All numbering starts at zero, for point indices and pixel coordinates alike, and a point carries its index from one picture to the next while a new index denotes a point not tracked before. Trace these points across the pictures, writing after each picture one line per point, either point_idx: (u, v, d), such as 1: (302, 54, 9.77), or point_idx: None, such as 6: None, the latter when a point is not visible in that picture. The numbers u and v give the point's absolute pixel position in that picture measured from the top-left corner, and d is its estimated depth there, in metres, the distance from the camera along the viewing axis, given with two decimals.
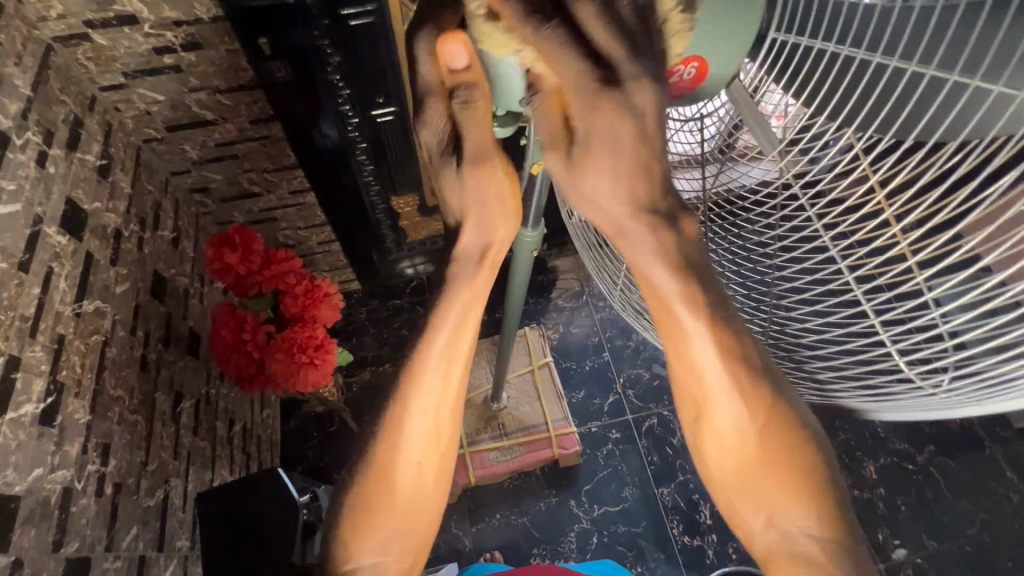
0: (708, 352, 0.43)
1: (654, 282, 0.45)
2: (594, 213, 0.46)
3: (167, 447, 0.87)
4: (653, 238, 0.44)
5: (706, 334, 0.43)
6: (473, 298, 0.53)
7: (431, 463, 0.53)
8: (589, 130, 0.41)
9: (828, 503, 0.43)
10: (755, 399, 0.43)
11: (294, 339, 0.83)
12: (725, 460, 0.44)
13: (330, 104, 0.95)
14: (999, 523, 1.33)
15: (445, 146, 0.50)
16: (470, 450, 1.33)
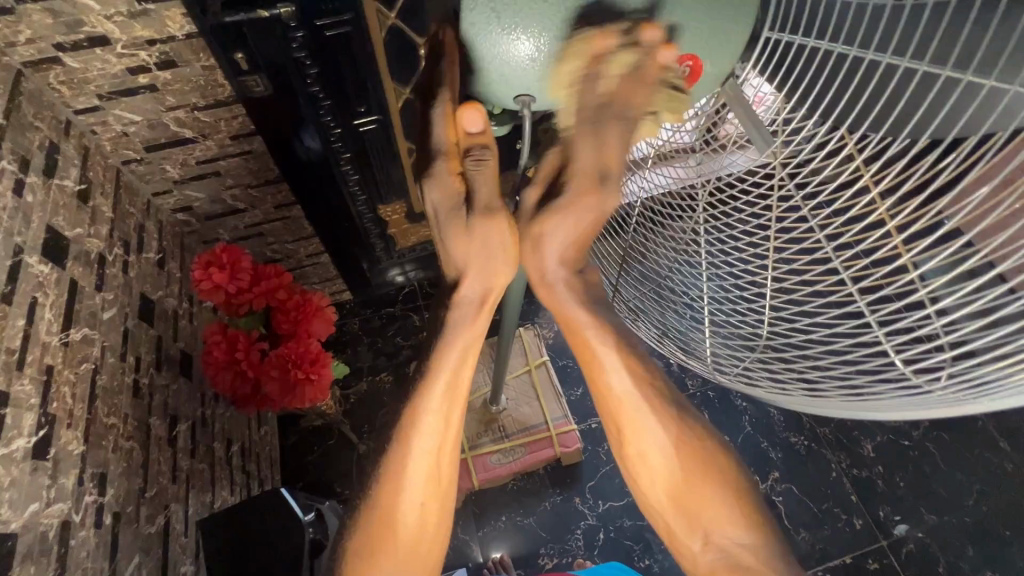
0: (624, 381, 0.53)
1: (574, 321, 0.55)
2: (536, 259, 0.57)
3: (165, 472, 0.86)
4: (572, 288, 0.56)
5: (621, 367, 0.53)
6: (471, 341, 0.55)
7: (431, 506, 0.55)
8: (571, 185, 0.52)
9: (748, 509, 0.53)
10: (669, 420, 0.53)
11: (289, 355, 0.82)
12: (660, 479, 0.53)
13: (311, 116, 0.94)
14: (996, 493, 1.35)
15: (455, 199, 0.54)
16: (472, 454, 1.32)
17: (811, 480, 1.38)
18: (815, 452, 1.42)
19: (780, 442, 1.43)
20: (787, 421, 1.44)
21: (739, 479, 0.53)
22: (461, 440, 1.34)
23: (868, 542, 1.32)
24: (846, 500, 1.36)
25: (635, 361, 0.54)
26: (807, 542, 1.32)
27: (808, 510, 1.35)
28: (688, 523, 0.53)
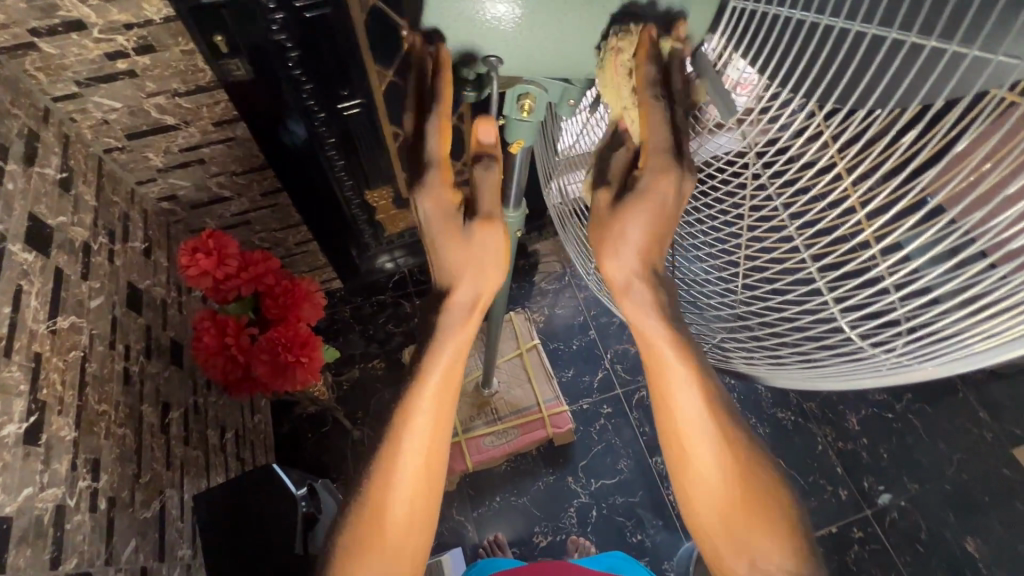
0: (694, 402, 0.44)
1: (646, 332, 0.45)
2: (611, 259, 0.45)
3: (159, 458, 0.86)
4: (652, 293, 0.45)
5: (692, 385, 0.44)
6: (462, 343, 0.51)
7: (418, 526, 0.49)
8: (649, 167, 0.44)
9: (808, 563, 0.44)
10: (737, 449, 0.44)
11: (279, 338, 0.82)
12: (719, 518, 0.44)
13: (295, 101, 0.93)
14: (975, 462, 1.40)
15: (448, 208, 0.49)
16: (465, 437, 1.34)
17: (798, 454, 1.42)
18: (802, 427, 1.45)
19: (768, 418, 1.46)
20: (774, 398, 1.47)
21: (802, 521, 0.45)
22: (454, 423, 1.36)
23: (853, 511, 1.35)
24: (831, 472, 1.40)
25: (699, 369, 0.45)
26: None
27: (795, 483, 1.38)
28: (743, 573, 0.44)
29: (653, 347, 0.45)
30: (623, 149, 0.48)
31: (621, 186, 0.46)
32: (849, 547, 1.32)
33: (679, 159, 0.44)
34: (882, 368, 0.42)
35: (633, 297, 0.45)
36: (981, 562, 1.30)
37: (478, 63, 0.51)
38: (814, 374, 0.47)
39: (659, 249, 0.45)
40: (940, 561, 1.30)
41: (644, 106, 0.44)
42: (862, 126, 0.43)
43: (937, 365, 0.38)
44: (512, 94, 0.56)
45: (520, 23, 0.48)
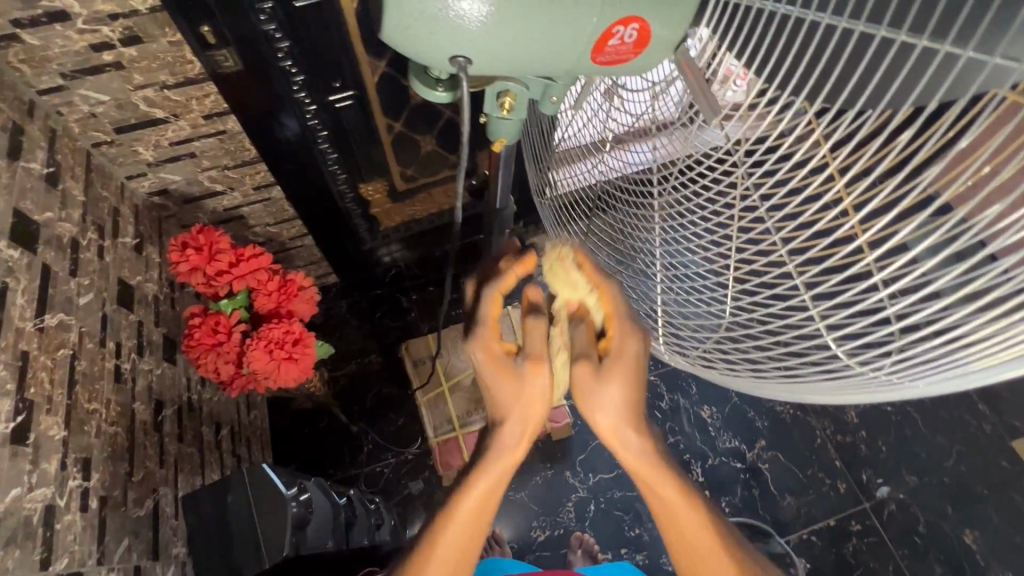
0: (690, 520, 0.52)
1: (639, 469, 0.52)
2: (602, 417, 0.50)
3: (152, 457, 0.85)
4: (639, 438, 0.51)
5: (685, 506, 0.52)
6: (483, 489, 0.53)
7: None
8: (622, 339, 0.50)
9: None
10: (724, 554, 0.52)
11: (269, 335, 0.78)
12: None
13: (285, 93, 0.91)
14: (973, 454, 1.40)
15: (498, 364, 0.52)
16: (463, 432, 1.33)
17: (797, 447, 1.41)
18: (801, 419, 1.44)
19: (767, 411, 1.45)
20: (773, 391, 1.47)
21: None
22: (451, 419, 1.35)
23: (851, 504, 1.35)
24: (830, 465, 1.39)
25: (687, 493, 0.52)
26: (793, 506, 1.35)
27: (793, 476, 1.38)
28: None
29: (648, 481, 0.52)
30: (580, 323, 0.52)
31: (601, 354, 0.51)
32: (848, 540, 1.32)
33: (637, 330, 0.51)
34: (874, 385, 0.41)
35: (625, 441, 0.51)
36: (979, 554, 1.30)
37: (447, 64, 0.46)
38: (806, 390, 0.46)
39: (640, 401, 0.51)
40: (939, 553, 1.30)
41: (603, 289, 0.52)
42: (856, 124, 0.40)
43: (927, 384, 0.37)
44: (491, 95, 0.50)
45: (489, 21, 0.42)
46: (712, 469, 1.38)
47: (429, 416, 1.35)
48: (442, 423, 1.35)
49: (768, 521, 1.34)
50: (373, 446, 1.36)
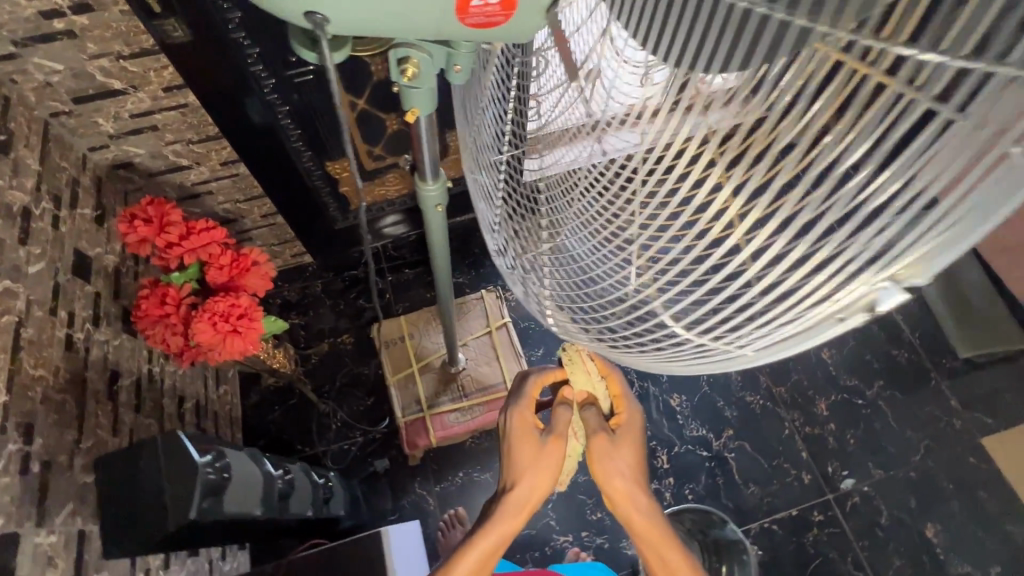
0: (672, 557, 0.64)
1: (638, 521, 0.63)
2: (610, 479, 0.61)
3: (103, 425, 0.86)
4: (643, 498, 0.62)
5: (672, 547, 0.64)
6: (502, 529, 0.64)
7: None
8: (631, 418, 0.63)
9: None
10: None
11: (214, 308, 0.78)
12: None
13: (239, 65, 0.90)
14: (940, 449, 1.41)
15: (525, 437, 0.63)
16: (430, 413, 1.34)
17: (764, 437, 1.41)
18: (770, 411, 1.45)
19: (736, 401, 1.45)
20: (744, 381, 1.47)
21: None
22: (419, 399, 1.36)
23: (815, 496, 1.35)
24: (797, 456, 1.40)
25: (670, 539, 0.64)
26: (756, 495, 1.35)
27: (758, 466, 1.38)
28: None
29: (645, 529, 0.63)
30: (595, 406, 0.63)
31: (613, 428, 0.62)
32: (808, 530, 1.32)
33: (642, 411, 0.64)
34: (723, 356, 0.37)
35: (631, 500, 0.62)
36: (939, 548, 1.31)
37: (303, 21, 0.39)
38: (664, 362, 0.42)
39: (640, 467, 0.62)
40: (899, 546, 1.31)
41: (614, 376, 0.63)
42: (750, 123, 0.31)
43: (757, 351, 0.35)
44: (392, 60, 0.45)
45: None
46: (677, 456, 1.39)
47: (398, 396, 1.36)
48: (411, 404, 1.36)
49: (730, 509, 1.34)
50: (342, 425, 1.37)
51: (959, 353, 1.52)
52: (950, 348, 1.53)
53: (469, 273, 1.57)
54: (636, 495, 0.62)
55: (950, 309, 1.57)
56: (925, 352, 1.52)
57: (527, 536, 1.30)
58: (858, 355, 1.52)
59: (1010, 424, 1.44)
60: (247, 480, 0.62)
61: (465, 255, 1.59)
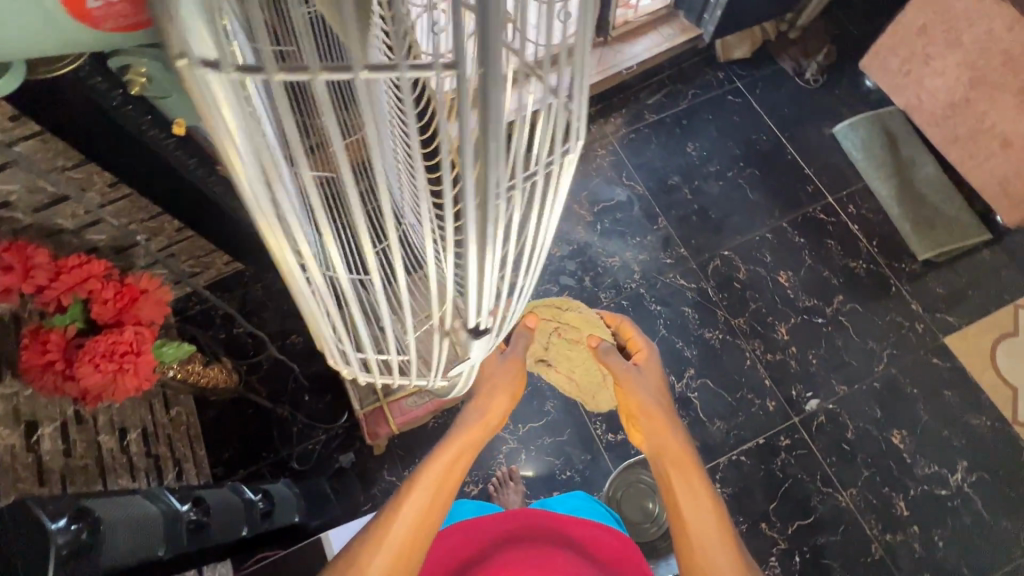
0: (675, 435, 0.83)
1: (650, 408, 0.85)
2: (622, 371, 0.89)
3: (27, 478, 0.84)
4: (651, 391, 0.87)
5: (676, 431, 0.84)
6: (505, 389, 0.86)
7: (437, 499, 0.73)
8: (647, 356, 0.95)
9: (743, 559, 0.74)
10: (699, 476, 0.79)
11: (95, 348, 0.76)
12: (694, 510, 0.76)
13: (76, 82, 0.81)
14: (902, 355, 1.40)
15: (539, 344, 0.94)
16: (387, 401, 1.30)
17: (725, 371, 1.40)
18: (729, 343, 1.43)
19: (695, 339, 1.43)
20: (701, 318, 1.44)
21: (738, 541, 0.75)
22: (376, 388, 1.32)
23: (780, 420, 1.36)
24: (759, 384, 1.39)
25: (670, 423, 0.84)
26: (722, 430, 1.35)
27: (721, 401, 1.38)
28: (702, 551, 0.73)
29: (655, 413, 0.85)
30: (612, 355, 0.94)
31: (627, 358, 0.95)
32: (776, 455, 1.33)
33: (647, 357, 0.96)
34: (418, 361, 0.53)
35: (636, 387, 0.87)
36: (906, 453, 1.32)
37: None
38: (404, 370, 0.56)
39: (651, 383, 0.88)
40: (866, 456, 1.32)
41: (630, 337, 1.00)
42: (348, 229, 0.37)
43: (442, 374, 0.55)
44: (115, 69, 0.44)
45: None
46: None
47: (351, 389, 1.32)
48: (367, 394, 1.32)
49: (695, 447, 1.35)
50: (302, 426, 1.37)
51: (916, 255, 1.48)
52: (907, 252, 1.49)
53: None
54: (646, 389, 0.87)
55: (904, 211, 1.52)
56: (882, 260, 1.48)
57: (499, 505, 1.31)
58: (816, 274, 1.49)
59: (972, 318, 1.43)
60: (146, 527, 0.61)
61: None
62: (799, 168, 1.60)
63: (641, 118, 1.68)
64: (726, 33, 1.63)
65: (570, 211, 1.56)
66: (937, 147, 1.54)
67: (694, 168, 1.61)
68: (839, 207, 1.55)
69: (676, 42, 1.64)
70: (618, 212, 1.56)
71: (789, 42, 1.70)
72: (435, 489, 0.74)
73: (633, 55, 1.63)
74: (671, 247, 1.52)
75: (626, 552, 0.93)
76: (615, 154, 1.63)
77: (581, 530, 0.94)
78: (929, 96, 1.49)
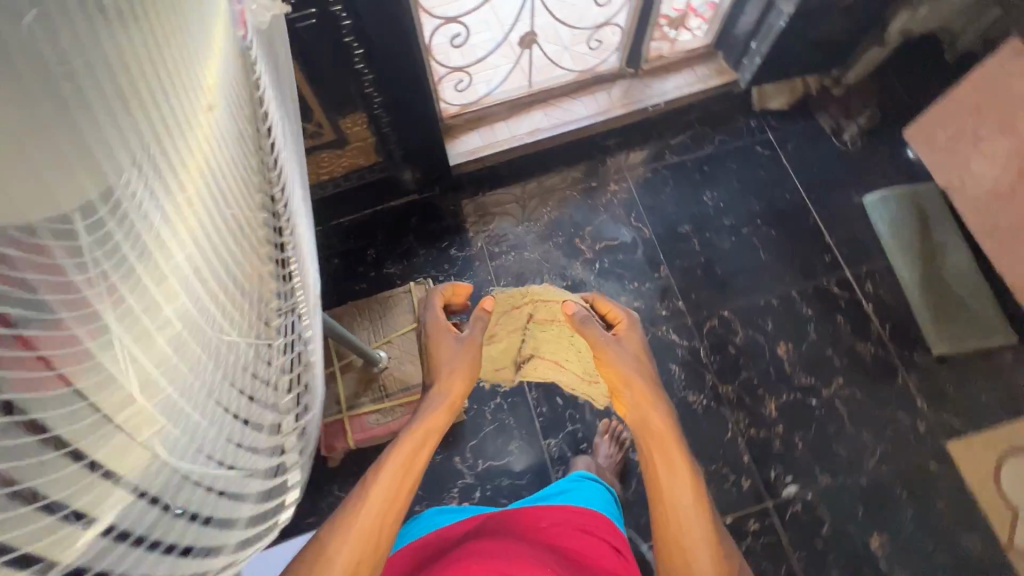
0: (659, 405, 0.83)
1: (627, 374, 0.87)
2: (597, 335, 0.94)
3: None
4: (629, 358, 0.90)
5: (655, 399, 0.84)
6: (463, 368, 0.90)
7: (401, 486, 0.67)
8: (630, 324, 1.00)
9: (718, 540, 0.70)
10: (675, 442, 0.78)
11: None
12: (674, 479, 0.73)
13: None
14: (896, 454, 1.31)
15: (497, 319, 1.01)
16: (348, 415, 1.29)
17: (704, 439, 1.33)
18: (713, 411, 1.35)
19: (677, 401, 1.36)
20: (687, 379, 1.37)
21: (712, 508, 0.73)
22: (339, 400, 1.30)
23: (752, 502, 1.28)
24: (737, 461, 1.31)
25: (646, 390, 0.85)
26: None
27: None
28: (679, 521, 0.70)
29: (632, 380, 0.86)
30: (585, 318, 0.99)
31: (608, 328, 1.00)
32: (741, 539, 1.25)
33: (629, 323, 1.00)
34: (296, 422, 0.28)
35: (613, 352, 0.91)
36: (883, 562, 1.23)
37: None
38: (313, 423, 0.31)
39: (627, 351, 0.92)
40: (839, 557, 1.24)
41: (608, 301, 1.04)
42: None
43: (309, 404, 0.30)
44: None
45: None
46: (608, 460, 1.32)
47: None
48: (329, 404, 1.29)
49: None
50: None
51: (930, 349, 1.38)
52: (921, 344, 1.39)
53: (401, 263, 1.48)
54: (620, 356, 0.90)
55: (925, 298, 1.41)
56: (892, 348, 1.38)
57: None
58: (818, 351, 1.40)
59: (979, 427, 1.33)
60: None
61: (399, 244, 1.49)
62: (819, 234, 1.51)
63: (662, 159, 1.60)
64: (764, 80, 1.54)
65: (571, 245, 1.51)
66: (973, 235, 1.42)
67: (707, 218, 1.53)
68: (856, 283, 1.45)
69: (710, 84, 1.56)
70: (620, 253, 1.50)
71: (832, 98, 1.60)
72: (403, 468, 0.69)
73: (662, 92, 1.55)
74: (669, 298, 1.45)
75: (598, 551, 0.88)
76: (627, 192, 1.57)
77: (552, 526, 0.91)
78: (973, 180, 1.37)
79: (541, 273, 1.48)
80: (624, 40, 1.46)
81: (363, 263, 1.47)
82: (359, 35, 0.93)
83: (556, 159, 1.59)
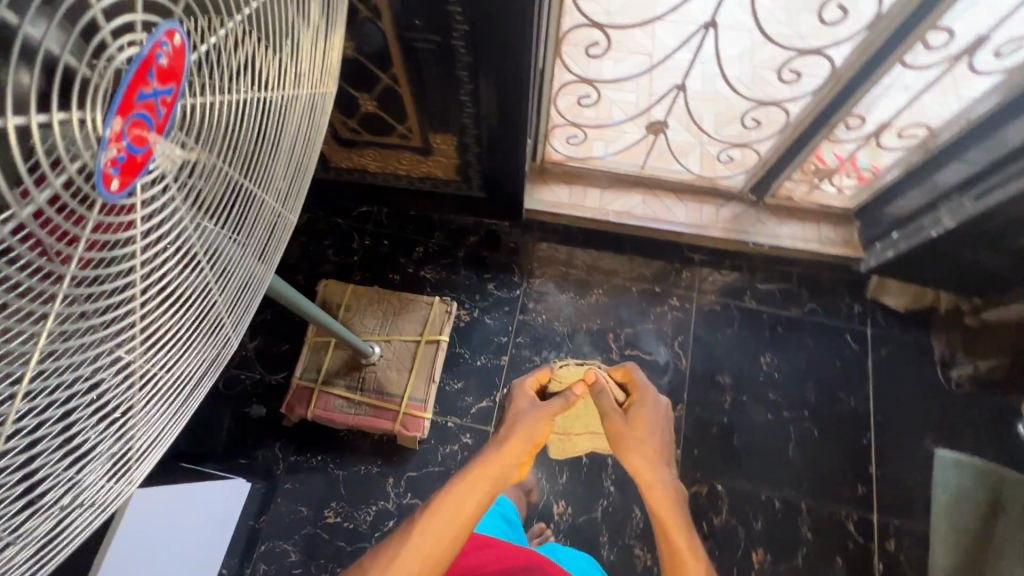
0: (671, 479, 0.76)
1: (638, 442, 0.82)
2: (606, 407, 0.89)
3: None
4: (644, 433, 0.83)
5: (667, 474, 0.77)
6: (514, 425, 0.85)
7: (446, 534, 0.68)
8: (649, 400, 0.90)
9: None
10: (679, 518, 0.71)
11: None
12: (676, 561, 0.67)
13: None
14: None
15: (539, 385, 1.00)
16: (320, 388, 1.30)
17: None
18: None
19: (622, 546, 1.26)
20: (643, 530, 1.26)
21: None
22: (319, 370, 1.32)
23: None
24: None
25: (658, 460, 0.79)
26: None
27: None
28: None
29: (646, 451, 0.80)
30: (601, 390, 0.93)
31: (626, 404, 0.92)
32: None
33: (643, 408, 0.89)
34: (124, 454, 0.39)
35: (622, 419, 0.86)
36: None
37: None
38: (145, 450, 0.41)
39: (642, 426, 0.84)
40: None
41: (635, 378, 0.95)
42: None
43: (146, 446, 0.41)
44: None
45: None
46: None
47: (302, 357, 1.33)
48: (310, 369, 1.32)
49: None
50: (248, 355, 1.38)
51: None
52: None
53: (439, 273, 1.48)
54: (634, 427, 0.84)
55: None
56: None
57: (344, 550, 1.24)
58: None
59: None
60: None
61: (447, 255, 1.49)
62: (864, 460, 1.32)
63: (740, 297, 1.46)
64: (890, 273, 1.36)
65: (602, 337, 1.43)
66: None
67: (753, 382, 1.39)
68: (877, 534, 1.26)
69: (829, 250, 1.41)
70: (646, 369, 1.40)
71: (960, 326, 1.38)
72: (450, 510, 0.69)
73: (772, 235, 1.42)
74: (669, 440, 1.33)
75: None
76: (685, 313, 1.45)
77: None
78: None
79: (559, 349, 1.42)
80: (758, 166, 1.34)
81: (407, 256, 1.48)
82: (474, 71, 0.91)
83: (633, 247, 1.50)
